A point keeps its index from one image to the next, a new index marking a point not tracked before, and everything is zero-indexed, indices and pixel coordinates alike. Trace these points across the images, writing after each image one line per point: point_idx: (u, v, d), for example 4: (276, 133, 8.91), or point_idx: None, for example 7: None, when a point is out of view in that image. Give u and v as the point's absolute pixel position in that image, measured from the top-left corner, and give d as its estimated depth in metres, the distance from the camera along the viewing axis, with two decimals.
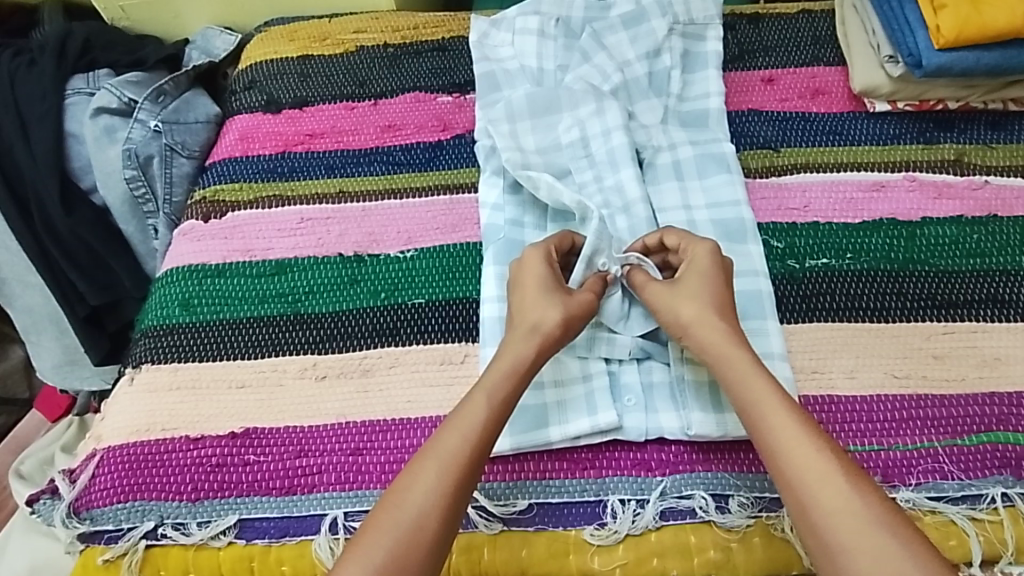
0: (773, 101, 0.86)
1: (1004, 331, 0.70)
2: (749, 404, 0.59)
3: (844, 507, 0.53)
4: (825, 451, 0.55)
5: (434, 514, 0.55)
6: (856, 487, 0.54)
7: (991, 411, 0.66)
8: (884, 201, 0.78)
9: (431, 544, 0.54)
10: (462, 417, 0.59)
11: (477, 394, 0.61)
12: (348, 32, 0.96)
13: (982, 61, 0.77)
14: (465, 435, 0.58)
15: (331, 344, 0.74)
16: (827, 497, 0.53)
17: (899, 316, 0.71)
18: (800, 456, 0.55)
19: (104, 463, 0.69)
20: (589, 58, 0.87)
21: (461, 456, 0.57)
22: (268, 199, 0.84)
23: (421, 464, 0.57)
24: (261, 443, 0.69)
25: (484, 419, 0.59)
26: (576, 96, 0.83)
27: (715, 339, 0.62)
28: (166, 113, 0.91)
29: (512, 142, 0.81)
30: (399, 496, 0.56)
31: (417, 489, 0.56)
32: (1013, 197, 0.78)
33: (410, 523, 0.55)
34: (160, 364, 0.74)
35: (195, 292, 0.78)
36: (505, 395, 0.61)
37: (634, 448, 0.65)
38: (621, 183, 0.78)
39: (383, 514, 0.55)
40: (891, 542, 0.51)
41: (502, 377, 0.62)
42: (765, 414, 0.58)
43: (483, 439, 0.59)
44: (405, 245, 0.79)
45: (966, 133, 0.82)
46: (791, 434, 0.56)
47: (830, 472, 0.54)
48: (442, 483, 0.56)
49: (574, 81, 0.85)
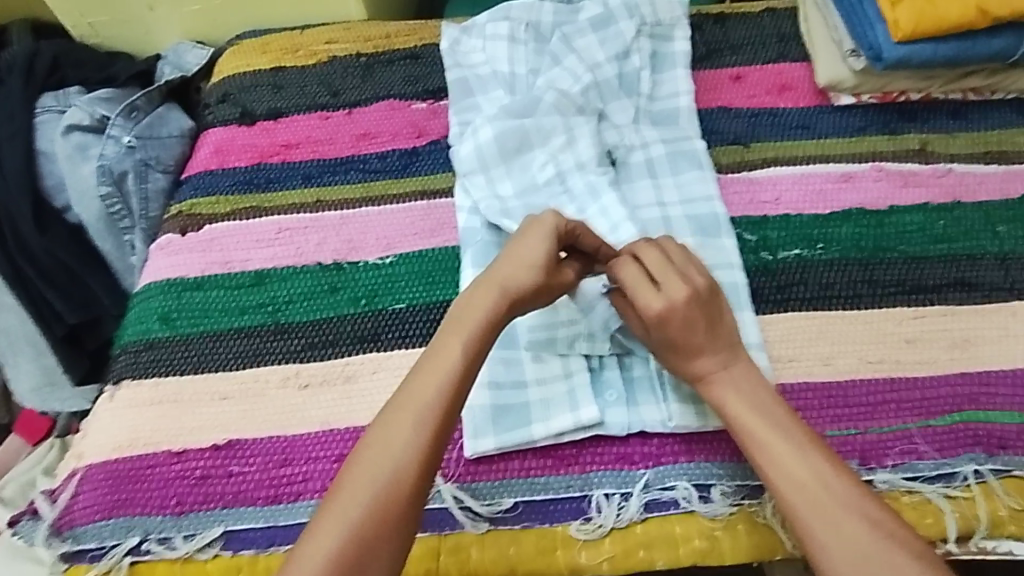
0: (742, 97, 0.88)
1: (974, 313, 0.72)
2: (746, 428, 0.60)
3: (831, 528, 0.55)
4: (819, 468, 0.57)
5: (410, 468, 0.56)
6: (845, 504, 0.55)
7: (961, 391, 0.68)
8: (852, 192, 0.80)
9: (409, 496, 0.56)
10: (438, 367, 0.60)
11: (450, 342, 0.61)
12: (320, 43, 0.97)
13: (939, 52, 0.79)
14: (439, 386, 0.59)
15: (314, 352, 0.74)
16: (815, 518, 0.55)
17: (871, 302, 0.73)
18: (788, 478, 0.57)
19: (86, 481, 0.69)
20: (554, 79, 0.86)
21: (437, 408, 0.58)
22: (245, 211, 0.84)
23: (395, 417, 0.58)
24: (245, 453, 0.69)
25: (459, 367, 0.60)
26: (547, 128, 0.82)
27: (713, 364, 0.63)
28: (140, 129, 0.91)
29: (489, 191, 0.80)
30: (375, 451, 0.57)
31: (394, 442, 0.57)
32: (976, 183, 0.80)
33: (389, 476, 0.56)
34: (140, 380, 0.74)
35: (174, 306, 0.78)
36: (479, 343, 0.61)
37: (617, 443, 0.66)
38: (605, 208, 0.77)
39: (359, 471, 0.56)
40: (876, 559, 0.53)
41: (475, 329, 0.62)
42: (761, 438, 0.59)
43: (457, 388, 0.59)
44: (384, 251, 0.80)
45: (930, 123, 0.85)
46: (782, 455, 0.58)
47: (818, 490, 0.56)
48: (420, 435, 0.57)
49: (544, 101, 0.84)
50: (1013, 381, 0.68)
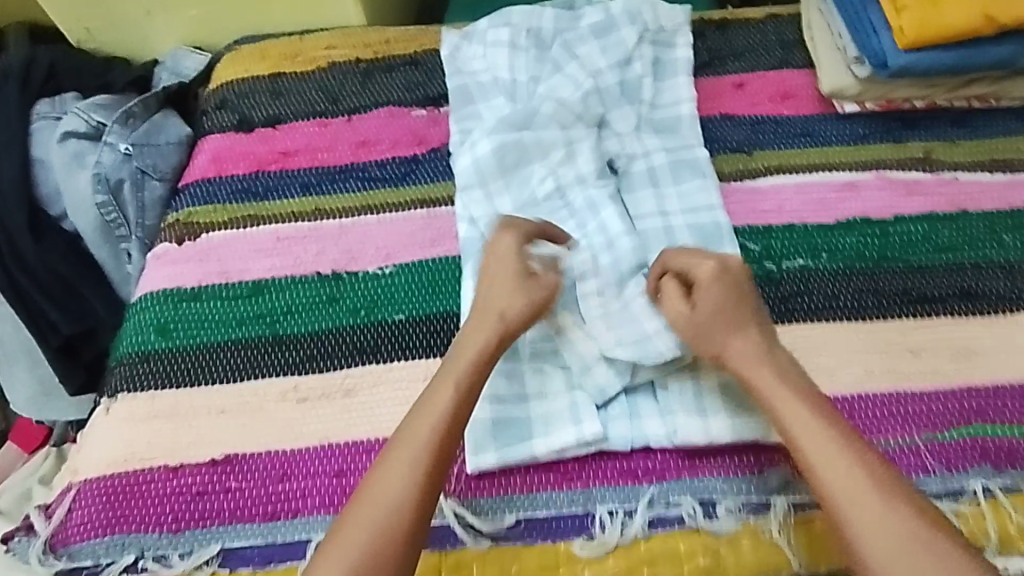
0: (745, 105, 0.87)
1: (979, 324, 0.71)
2: (787, 420, 0.60)
3: (870, 529, 0.55)
4: (858, 470, 0.57)
5: (407, 507, 0.57)
6: (886, 506, 0.55)
7: (968, 405, 0.67)
8: (855, 200, 0.79)
9: (406, 537, 0.56)
10: (431, 409, 0.61)
11: (442, 385, 0.62)
12: (319, 49, 0.96)
13: (942, 60, 0.78)
14: (432, 428, 0.60)
15: (312, 365, 0.73)
16: (855, 521, 0.55)
17: (876, 314, 0.72)
18: (829, 475, 0.57)
19: (81, 497, 0.68)
20: (553, 91, 0.85)
21: (431, 448, 0.59)
22: (243, 220, 0.83)
23: (394, 460, 0.59)
24: (243, 469, 0.68)
25: (451, 407, 0.61)
26: (549, 142, 0.81)
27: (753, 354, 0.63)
28: (137, 136, 0.90)
29: (489, 208, 0.80)
30: (376, 493, 0.57)
31: (394, 484, 0.58)
32: (980, 191, 0.79)
33: (387, 518, 0.56)
34: (136, 392, 0.72)
35: (172, 317, 0.76)
36: (470, 383, 0.62)
37: (620, 458, 0.65)
38: (604, 223, 0.76)
39: (361, 511, 0.57)
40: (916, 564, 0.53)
41: (468, 369, 0.63)
42: (802, 432, 0.59)
43: (450, 429, 0.60)
44: (384, 261, 0.79)
45: (933, 131, 0.84)
46: (824, 451, 0.58)
47: (860, 491, 0.56)
48: (415, 476, 0.58)
49: (542, 114, 0.83)
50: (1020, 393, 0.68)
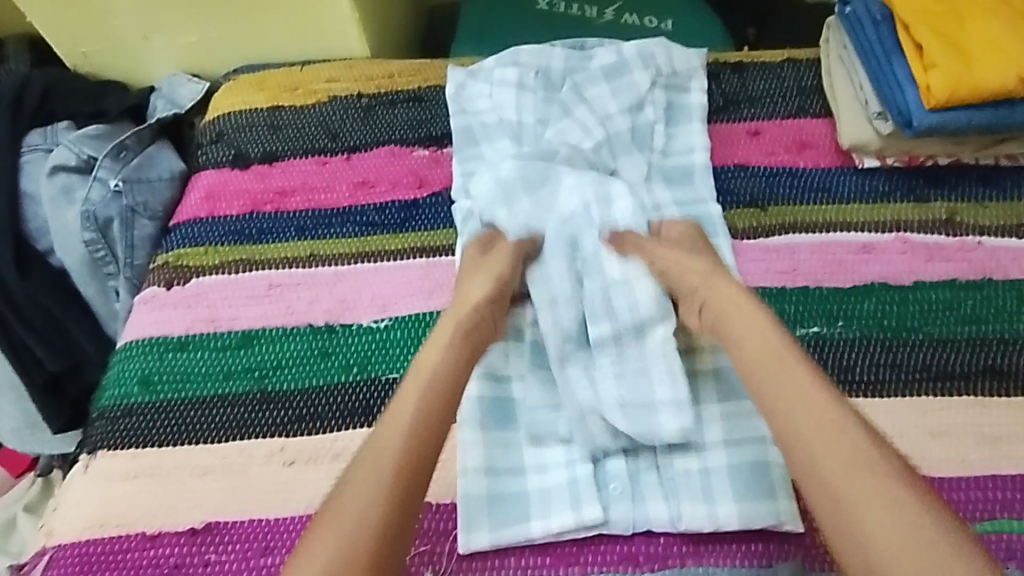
0: (760, 154, 0.84)
1: (1005, 405, 0.67)
2: (744, 348, 0.62)
3: (816, 442, 0.55)
4: (808, 388, 0.57)
5: (378, 511, 0.54)
6: (831, 422, 0.55)
7: (994, 496, 0.63)
8: (874, 263, 0.76)
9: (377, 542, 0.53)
10: (401, 412, 0.60)
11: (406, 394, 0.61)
12: (320, 81, 0.93)
13: (973, 120, 0.74)
14: (401, 430, 0.59)
15: (300, 426, 0.70)
16: (795, 434, 0.56)
17: (894, 388, 0.68)
18: (775, 391, 0.58)
19: (53, 565, 0.64)
20: (565, 137, 0.82)
21: (400, 452, 0.57)
22: (234, 264, 0.80)
23: (360, 467, 0.57)
24: (223, 539, 0.64)
25: (421, 411, 0.60)
26: (569, 188, 0.78)
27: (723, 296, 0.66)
28: (128, 171, 0.87)
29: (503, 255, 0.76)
30: (345, 501, 0.55)
31: (362, 495, 0.55)
32: (1007, 258, 0.76)
33: (356, 524, 0.54)
34: (116, 450, 0.69)
35: (156, 368, 0.73)
36: (442, 385, 0.62)
37: (621, 541, 0.61)
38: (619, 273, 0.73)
39: (328, 521, 0.54)
40: (861, 477, 0.53)
41: (436, 373, 0.62)
42: (757, 356, 0.61)
43: (420, 432, 0.59)
44: (379, 314, 0.76)
45: (958, 190, 0.80)
46: (772, 370, 0.59)
47: (804, 407, 0.57)
48: (385, 480, 0.56)
49: (560, 157, 0.79)
50: None
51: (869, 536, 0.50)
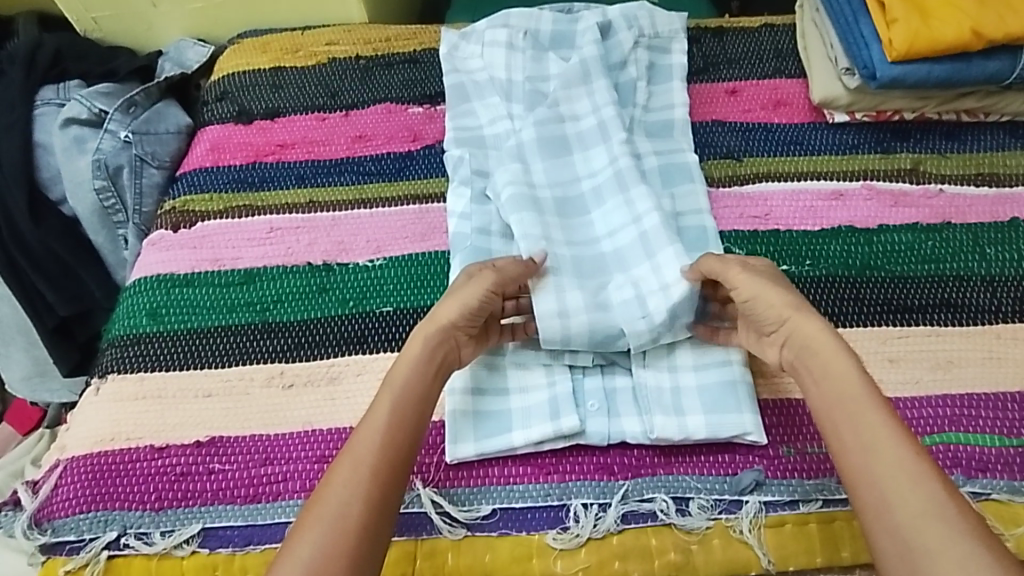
0: (737, 112, 0.88)
1: (958, 334, 0.72)
2: (826, 395, 0.59)
3: (892, 493, 0.53)
4: (897, 446, 0.55)
5: (360, 515, 0.55)
6: (916, 485, 0.53)
7: (943, 413, 0.68)
8: (842, 209, 0.80)
9: (358, 539, 0.54)
10: (372, 423, 0.59)
11: (383, 393, 0.61)
12: (320, 44, 0.97)
13: (933, 73, 0.79)
14: (374, 436, 0.59)
15: (299, 352, 0.74)
16: (872, 485, 0.54)
17: (856, 321, 0.73)
18: (855, 439, 0.56)
19: (68, 474, 0.69)
20: (576, 107, 0.85)
21: (376, 459, 0.58)
22: (237, 209, 0.84)
23: (343, 465, 0.57)
24: (226, 451, 0.69)
25: (392, 421, 0.60)
26: (583, 164, 0.81)
27: (812, 344, 0.62)
28: (137, 124, 0.91)
29: (520, 175, 0.79)
30: (326, 491, 0.56)
31: (338, 497, 0.55)
32: (967, 204, 0.80)
33: (336, 522, 0.54)
34: (125, 374, 0.74)
35: (163, 301, 0.78)
36: (414, 393, 0.62)
37: (597, 453, 0.66)
38: (632, 200, 0.77)
39: (307, 522, 0.54)
40: (936, 534, 0.50)
41: (403, 386, 0.62)
42: (842, 404, 0.58)
43: (394, 439, 0.59)
44: (374, 254, 0.80)
45: (923, 143, 0.85)
46: (858, 421, 0.57)
47: (889, 467, 0.54)
48: (362, 486, 0.56)
49: (571, 133, 0.83)
50: (994, 404, 0.68)
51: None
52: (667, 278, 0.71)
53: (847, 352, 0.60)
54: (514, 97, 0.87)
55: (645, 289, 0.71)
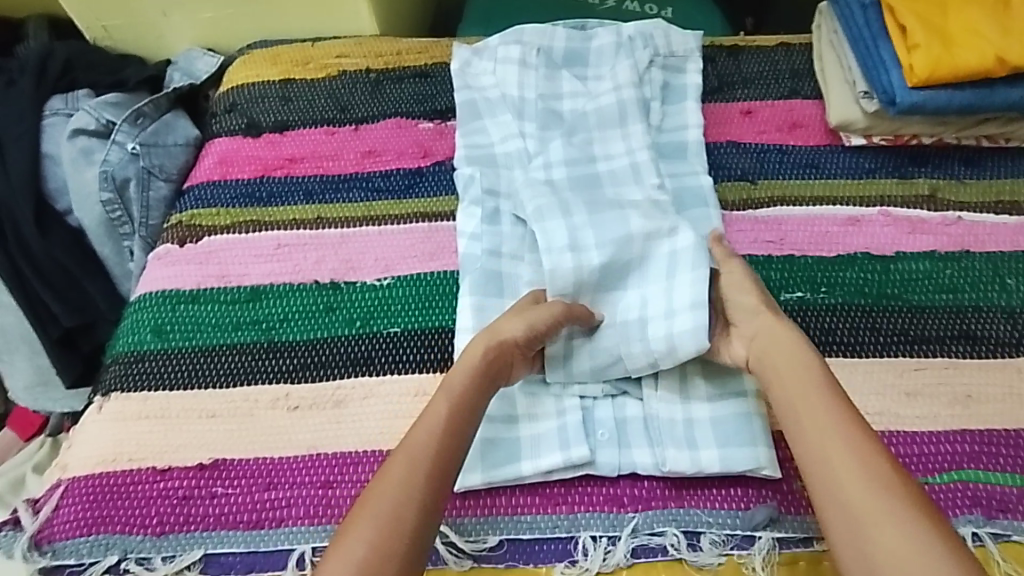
0: (752, 133, 0.87)
1: (976, 368, 0.71)
2: (781, 380, 0.62)
3: (840, 468, 0.56)
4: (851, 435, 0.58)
5: (412, 512, 0.56)
6: (863, 460, 0.56)
7: (962, 450, 0.66)
8: (859, 236, 0.79)
9: (410, 536, 0.55)
10: (427, 423, 0.60)
11: (439, 397, 0.62)
12: (331, 57, 0.96)
13: (954, 99, 0.78)
14: (429, 437, 0.59)
15: (304, 374, 0.73)
16: (820, 459, 0.57)
17: (872, 351, 0.72)
18: (809, 420, 0.59)
19: (68, 495, 0.68)
20: (611, 149, 0.82)
21: (430, 461, 0.58)
22: (245, 225, 0.83)
23: (396, 463, 0.58)
24: (229, 475, 0.68)
25: (447, 423, 0.60)
26: (617, 197, 0.78)
27: (771, 335, 0.64)
28: (145, 136, 0.91)
29: (537, 190, 0.78)
30: (379, 488, 0.57)
31: (391, 494, 0.56)
32: (986, 233, 0.79)
33: (389, 516, 0.55)
34: (129, 392, 0.73)
35: (169, 318, 0.77)
36: (471, 398, 0.62)
37: (607, 484, 0.65)
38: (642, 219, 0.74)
39: (361, 516, 0.55)
40: (877, 501, 0.54)
41: (459, 389, 0.62)
42: (797, 388, 0.61)
43: (450, 442, 0.60)
44: (382, 273, 0.79)
45: (941, 169, 0.83)
46: (811, 404, 0.60)
47: (840, 448, 0.57)
48: (415, 486, 0.57)
49: (604, 173, 0.81)
50: (1014, 442, 0.67)
51: (878, 554, 0.52)
52: (674, 306, 0.69)
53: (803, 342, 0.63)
54: (529, 112, 0.86)
55: (652, 310, 0.70)
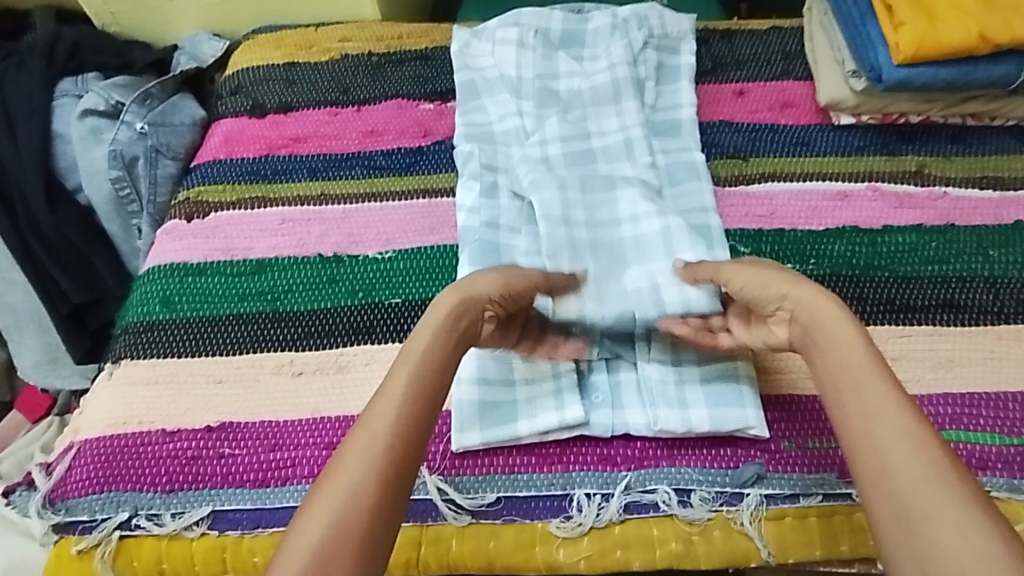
0: (744, 112, 0.89)
1: (959, 334, 0.73)
2: (831, 367, 0.57)
3: (895, 460, 0.51)
4: (898, 413, 0.53)
5: (374, 490, 0.50)
6: (922, 455, 0.50)
7: (945, 411, 0.69)
8: (847, 210, 0.81)
9: (372, 518, 0.49)
10: (392, 393, 0.55)
11: (403, 362, 0.57)
12: (334, 40, 0.99)
13: (939, 76, 0.80)
14: (394, 406, 0.54)
15: (308, 342, 0.75)
16: (872, 449, 0.52)
17: (859, 319, 0.74)
18: (862, 409, 0.54)
19: (80, 455, 0.70)
20: (605, 126, 0.85)
21: (394, 433, 0.53)
22: (251, 201, 0.85)
23: (356, 438, 0.52)
24: (236, 436, 0.70)
25: (414, 391, 0.55)
26: (609, 172, 0.81)
27: (823, 321, 0.59)
28: (154, 116, 0.93)
29: (541, 168, 0.81)
30: (339, 466, 0.51)
31: (352, 472, 0.50)
32: (971, 207, 0.81)
33: (349, 498, 0.49)
34: (138, 359, 0.75)
35: (175, 289, 0.79)
36: (437, 364, 0.57)
37: (601, 444, 0.67)
38: (632, 205, 0.78)
39: (319, 498, 0.49)
40: (937, 499, 0.48)
41: (425, 354, 0.57)
42: (850, 374, 0.56)
43: (416, 411, 0.55)
44: (383, 246, 0.81)
45: (928, 146, 0.86)
46: (863, 394, 0.55)
47: (885, 423, 0.53)
48: (377, 461, 0.51)
49: (598, 148, 0.84)
50: (995, 403, 0.69)
51: (924, 538, 0.47)
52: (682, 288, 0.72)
53: (856, 327, 0.58)
54: (526, 93, 0.88)
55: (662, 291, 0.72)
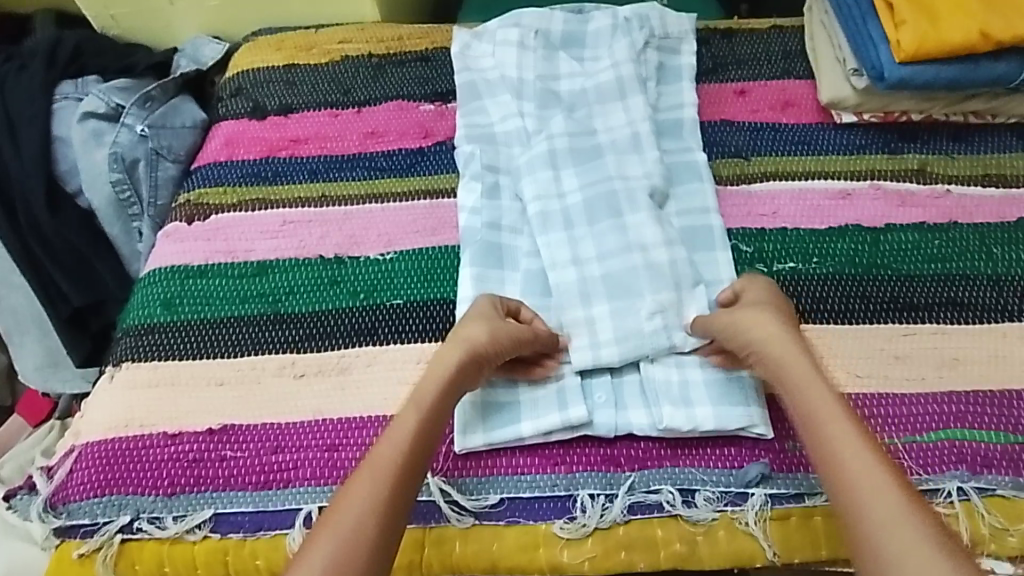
0: (745, 112, 0.89)
1: (963, 332, 0.72)
2: (804, 410, 0.60)
3: (866, 497, 0.53)
4: (866, 453, 0.55)
5: (374, 524, 0.54)
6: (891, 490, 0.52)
7: (950, 410, 0.68)
8: (849, 209, 0.81)
9: (374, 546, 0.53)
10: (394, 437, 0.59)
11: (406, 411, 0.62)
12: (334, 42, 0.99)
13: (940, 75, 0.80)
14: (397, 447, 0.59)
15: (310, 343, 0.75)
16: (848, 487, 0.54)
17: (862, 318, 0.74)
18: (832, 448, 0.56)
19: (81, 459, 0.70)
20: (611, 122, 0.85)
21: (396, 471, 0.57)
22: (252, 203, 0.85)
23: (361, 476, 0.56)
24: (238, 439, 0.70)
25: (415, 435, 0.60)
26: (618, 175, 0.80)
27: (795, 367, 0.62)
28: (154, 118, 0.94)
29: (548, 188, 0.80)
30: (344, 500, 0.55)
31: (355, 506, 0.54)
32: (974, 204, 0.81)
33: (352, 529, 0.53)
34: (140, 362, 0.75)
35: (177, 292, 0.79)
36: (438, 412, 0.62)
37: (604, 444, 0.67)
38: (639, 224, 0.76)
39: (323, 529, 0.53)
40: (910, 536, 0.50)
41: (425, 402, 0.62)
42: (820, 415, 0.58)
43: (416, 453, 0.59)
44: (385, 248, 0.81)
45: (930, 144, 0.85)
46: (836, 434, 0.57)
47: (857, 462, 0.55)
48: (378, 497, 0.55)
49: (605, 143, 0.83)
50: (1000, 402, 0.69)
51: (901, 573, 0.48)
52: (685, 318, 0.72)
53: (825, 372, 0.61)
54: (528, 95, 0.88)
55: (674, 319, 0.71)
